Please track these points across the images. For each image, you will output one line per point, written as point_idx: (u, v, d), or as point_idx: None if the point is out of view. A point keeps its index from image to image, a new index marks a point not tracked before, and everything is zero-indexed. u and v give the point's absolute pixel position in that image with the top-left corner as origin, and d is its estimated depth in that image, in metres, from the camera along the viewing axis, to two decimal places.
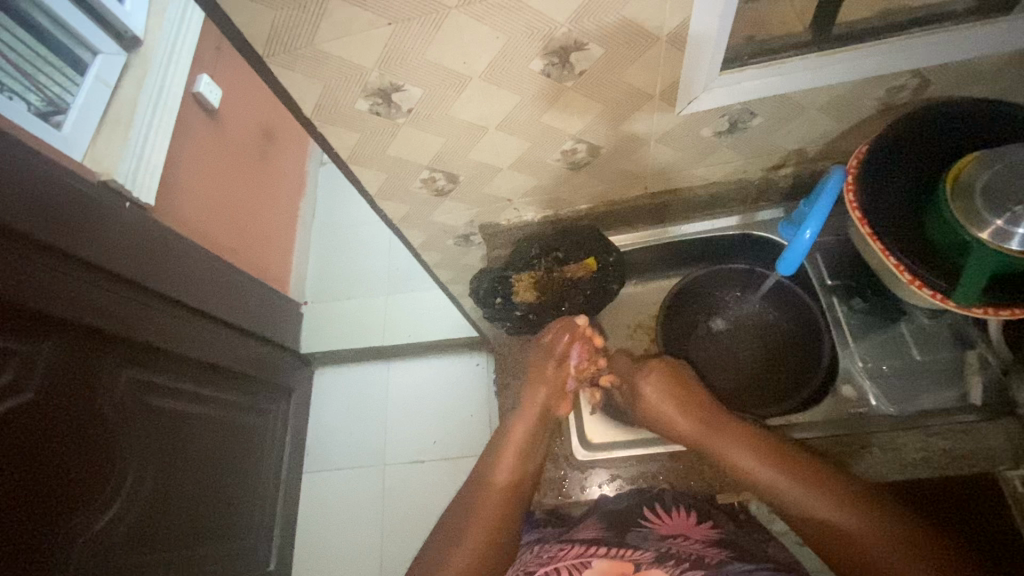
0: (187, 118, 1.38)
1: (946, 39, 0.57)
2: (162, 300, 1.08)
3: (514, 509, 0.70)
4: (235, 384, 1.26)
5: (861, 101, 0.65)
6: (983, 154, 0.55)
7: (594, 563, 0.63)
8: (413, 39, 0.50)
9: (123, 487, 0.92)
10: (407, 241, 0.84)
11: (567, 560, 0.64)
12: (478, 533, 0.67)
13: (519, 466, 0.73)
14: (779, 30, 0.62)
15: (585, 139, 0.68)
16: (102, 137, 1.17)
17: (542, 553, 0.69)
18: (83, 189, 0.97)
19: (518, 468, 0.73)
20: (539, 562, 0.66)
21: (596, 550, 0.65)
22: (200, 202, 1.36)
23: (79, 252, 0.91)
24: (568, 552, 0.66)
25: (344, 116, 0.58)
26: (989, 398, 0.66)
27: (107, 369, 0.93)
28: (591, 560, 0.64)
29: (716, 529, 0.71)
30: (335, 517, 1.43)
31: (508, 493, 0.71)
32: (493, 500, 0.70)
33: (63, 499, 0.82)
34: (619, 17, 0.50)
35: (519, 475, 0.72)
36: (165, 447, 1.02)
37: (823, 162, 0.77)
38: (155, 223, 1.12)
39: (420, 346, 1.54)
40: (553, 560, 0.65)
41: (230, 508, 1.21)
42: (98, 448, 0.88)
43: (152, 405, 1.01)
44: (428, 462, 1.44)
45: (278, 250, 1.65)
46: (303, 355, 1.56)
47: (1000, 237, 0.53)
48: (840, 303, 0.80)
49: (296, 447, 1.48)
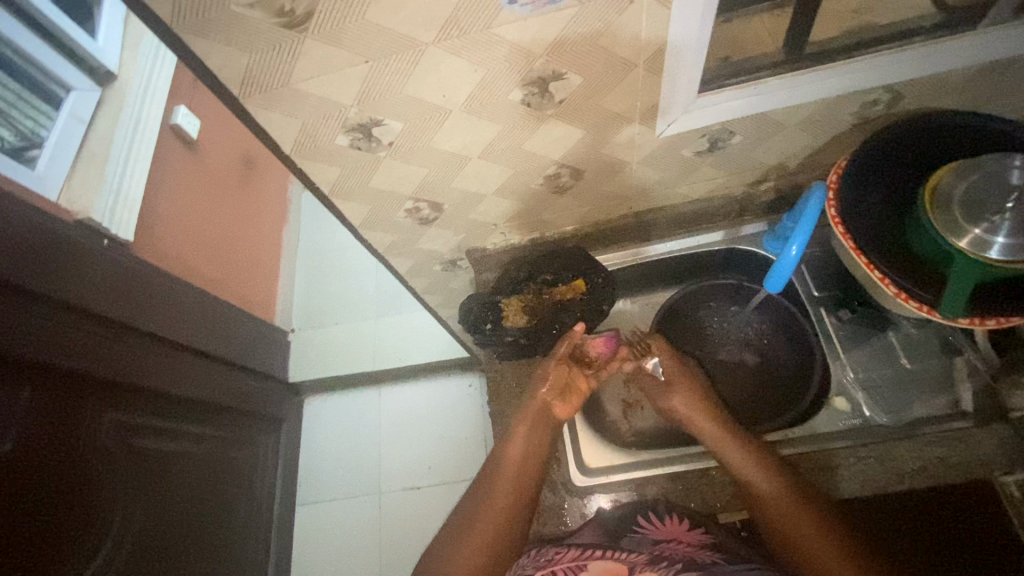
0: (165, 151, 1.37)
1: (914, 56, 0.58)
2: (141, 337, 1.05)
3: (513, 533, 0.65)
4: (222, 419, 1.23)
5: (837, 117, 0.66)
6: (957, 165, 0.56)
7: (590, 565, 0.63)
8: (390, 76, 0.50)
9: (109, 535, 0.89)
10: (394, 269, 0.84)
11: (564, 563, 0.64)
12: (487, 533, 0.68)
13: (522, 462, 0.73)
14: (754, 51, 0.63)
15: (567, 163, 0.68)
16: (77, 174, 1.14)
17: (539, 556, 0.67)
18: (59, 229, 0.95)
19: (517, 474, 0.72)
20: (537, 564, 0.65)
21: (594, 552, 0.65)
22: (181, 234, 1.34)
23: (57, 294, 0.89)
24: (563, 555, 0.65)
25: (324, 150, 0.57)
26: (980, 403, 0.65)
27: (89, 415, 0.89)
28: (586, 563, 0.63)
29: (709, 535, 0.68)
30: (331, 548, 1.40)
31: (512, 499, 0.70)
32: (499, 502, 0.70)
33: (45, 554, 0.79)
34: (594, 45, 0.50)
35: (522, 470, 0.72)
36: (151, 489, 0.99)
37: (802, 176, 0.78)
38: (134, 259, 1.10)
39: (410, 369, 1.52)
40: (550, 563, 0.64)
41: (222, 550, 1.17)
42: (81, 497, 0.85)
43: (137, 447, 0.98)
44: (426, 488, 1.41)
45: (264, 279, 1.63)
46: (291, 384, 1.54)
47: (979, 246, 0.53)
48: (829, 314, 0.80)
49: (287, 480, 1.44)
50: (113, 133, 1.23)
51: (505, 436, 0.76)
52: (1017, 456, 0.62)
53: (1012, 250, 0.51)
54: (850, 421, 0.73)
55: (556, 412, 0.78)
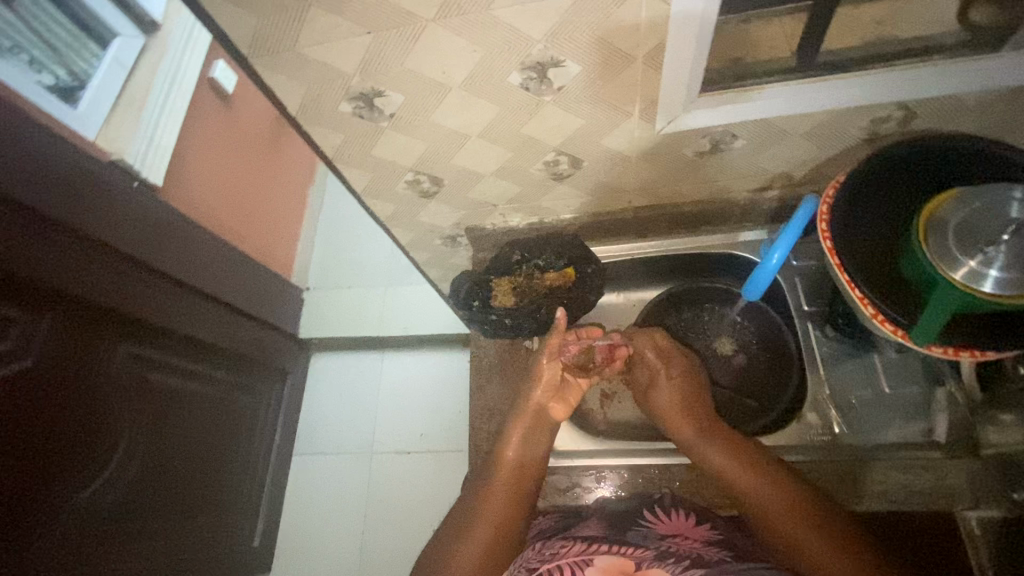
0: (200, 103, 1.42)
1: (928, 73, 0.56)
2: (164, 278, 1.11)
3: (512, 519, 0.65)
4: (231, 364, 1.29)
5: (845, 130, 0.65)
6: (961, 191, 0.55)
7: (596, 562, 0.59)
8: (392, 49, 0.51)
9: (115, 456, 0.96)
10: (395, 239, 0.87)
11: (569, 557, 0.60)
12: (483, 532, 0.63)
13: (522, 459, 0.70)
14: (767, 54, 0.62)
15: (566, 151, 0.68)
16: (115, 117, 1.20)
17: (543, 550, 0.64)
18: (92, 168, 1.00)
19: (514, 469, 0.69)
20: (541, 559, 0.62)
21: (599, 547, 0.61)
22: (208, 184, 1.40)
23: (87, 229, 0.94)
24: (569, 550, 0.61)
25: (328, 116, 0.60)
26: (954, 436, 0.65)
27: (105, 344, 0.96)
28: (593, 559, 0.59)
29: (715, 531, 0.65)
30: (321, 498, 1.47)
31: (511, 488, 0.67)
32: (497, 496, 0.66)
33: (53, 467, 0.86)
34: (594, 37, 0.51)
35: (521, 464, 0.70)
36: (158, 421, 1.06)
37: (807, 188, 0.77)
38: (161, 203, 1.15)
39: (413, 338, 1.57)
40: (554, 557, 0.61)
41: (218, 485, 1.24)
42: (91, 419, 0.92)
43: (147, 379, 1.04)
44: (415, 454, 1.46)
45: (284, 236, 1.69)
46: (300, 339, 1.60)
47: (974, 278, 0.51)
48: (814, 328, 0.78)
49: (287, 429, 1.51)
50: (152, 81, 1.28)
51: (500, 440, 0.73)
52: (984, 493, 0.62)
53: (1007, 285, 0.50)
54: (820, 436, 0.74)
55: (554, 413, 0.76)
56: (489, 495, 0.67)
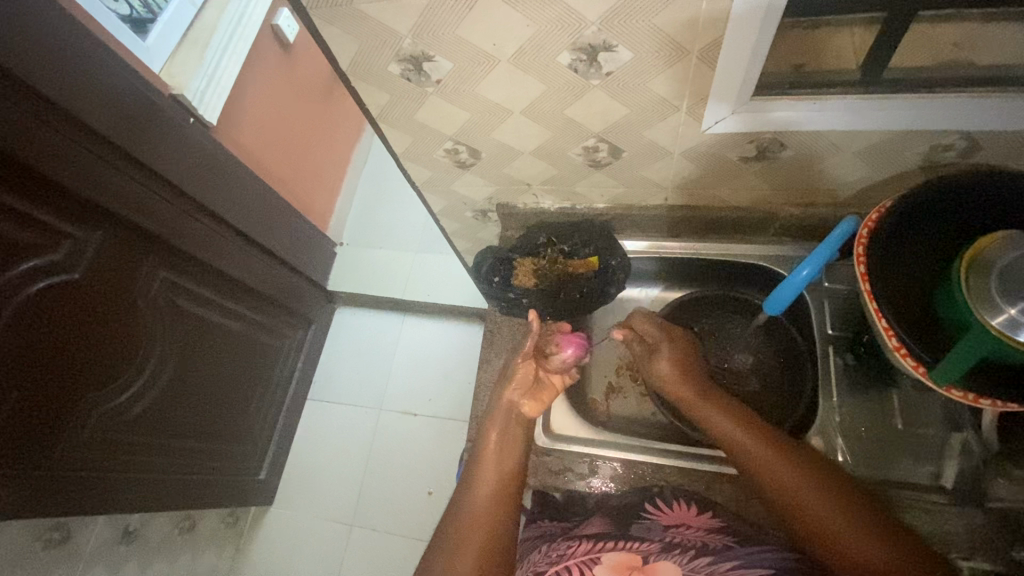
0: (262, 49, 1.46)
1: (1003, 106, 0.53)
2: (207, 214, 1.16)
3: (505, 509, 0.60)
4: (259, 305, 1.34)
5: (902, 154, 0.62)
6: (1009, 234, 0.52)
7: (603, 559, 0.59)
8: (447, 14, 0.51)
9: (143, 373, 1.02)
10: (427, 204, 0.88)
11: (577, 557, 0.59)
12: (477, 534, 0.56)
13: (505, 457, 0.66)
14: (829, 65, 0.59)
15: (607, 139, 0.67)
16: (181, 53, 1.25)
17: (550, 551, 0.63)
18: (154, 99, 1.04)
19: (503, 470, 0.64)
20: (549, 561, 0.60)
21: (605, 545, 0.61)
22: (259, 128, 1.44)
23: (141, 157, 0.99)
24: (576, 548, 0.62)
25: (377, 74, 0.61)
26: (962, 483, 0.64)
27: (146, 268, 1.01)
28: (599, 556, 0.59)
29: (716, 520, 0.67)
30: (327, 445, 1.53)
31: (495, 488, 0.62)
32: (486, 493, 0.61)
33: (88, 373, 0.92)
34: (649, 25, 0.50)
35: (508, 464, 0.65)
36: (188, 348, 1.12)
37: (852, 209, 0.74)
38: (213, 141, 1.20)
39: (435, 306, 1.59)
40: (563, 558, 0.60)
41: (234, 416, 1.30)
42: (125, 336, 0.98)
43: (181, 307, 1.09)
44: (421, 418, 1.50)
45: (325, 189, 1.73)
46: (327, 291, 1.65)
47: (1010, 325, 0.49)
48: (834, 355, 0.75)
49: (304, 374, 1.57)
50: (219, 22, 1.32)
51: (480, 438, 0.69)
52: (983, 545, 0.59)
53: None
54: None
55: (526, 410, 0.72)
56: (472, 493, 0.61)
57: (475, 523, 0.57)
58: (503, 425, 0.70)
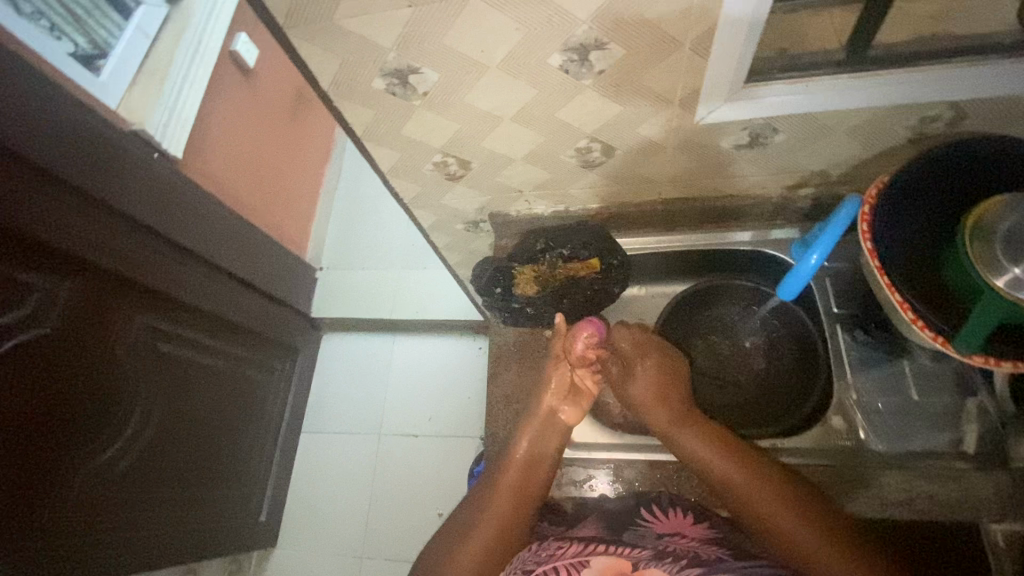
0: (221, 76, 1.41)
1: (990, 73, 0.54)
2: (180, 252, 1.10)
3: (520, 522, 0.65)
4: (244, 341, 1.29)
5: (891, 129, 0.63)
6: (1009, 198, 0.53)
7: (592, 563, 0.59)
8: (432, 24, 0.50)
9: (128, 425, 0.96)
10: (417, 221, 0.86)
11: (566, 559, 0.60)
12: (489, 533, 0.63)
13: (532, 463, 0.69)
14: (815, 46, 0.60)
15: (600, 139, 0.67)
16: (138, 87, 1.20)
17: (539, 551, 0.63)
18: (115, 137, 0.99)
19: (528, 476, 0.68)
20: (537, 560, 0.61)
21: (596, 548, 0.61)
22: (227, 158, 1.39)
23: (107, 198, 0.94)
24: (566, 550, 0.62)
25: (360, 92, 0.58)
26: (983, 447, 0.66)
27: (122, 314, 0.96)
28: (589, 560, 0.59)
29: (712, 530, 0.66)
30: (328, 477, 1.48)
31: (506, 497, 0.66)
32: (506, 500, 0.65)
33: (71, 431, 0.87)
34: (641, 19, 0.49)
35: (532, 471, 0.69)
36: (172, 393, 1.06)
37: (844, 187, 0.75)
38: (180, 176, 1.15)
39: (426, 323, 1.56)
40: (551, 559, 0.61)
41: (227, 459, 1.25)
42: (107, 388, 0.92)
43: (162, 351, 1.04)
44: (423, 438, 1.46)
45: (300, 215, 1.68)
46: (312, 318, 1.60)
47: (1015, 285, 0.50)
48: (843, 333, 0.77)
49: (297, 407, 1.52)
50: (175, 51, 1.27)
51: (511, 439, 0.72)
52: (1013, 506, 0.61)
53: None
54: (843, 442, 0.73)
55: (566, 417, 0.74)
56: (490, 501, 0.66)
57: (488, 522, 0.63)
58: (538, 433, 0.72)
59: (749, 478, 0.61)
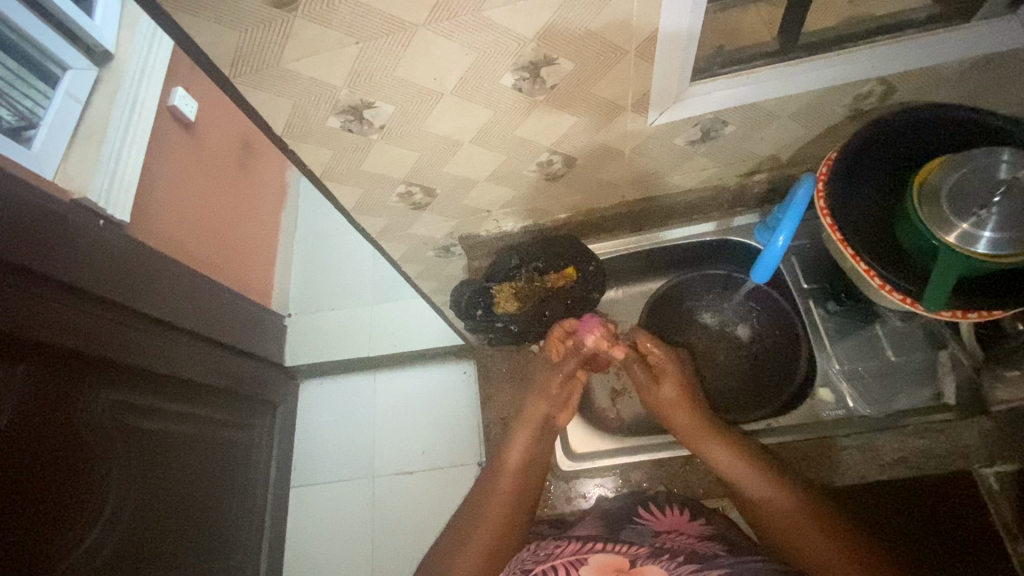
0: (162, 132, 1.36)
1: (909, 47, 0.58)
2: (138, 317, 1.05)
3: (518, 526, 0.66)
4: (217, 402, 1.23)
5: (830, 109, 0.66)
6: (949, 158, 0.56)
7: (590, 560, 0.59)
8: (382, 57, 0.50)
9: (104, 509, 0.90)
10: (387, 254, 0.84)
11: (564, 557, 0.60)
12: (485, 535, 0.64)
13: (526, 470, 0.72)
14: (748, 41, 0.63)
15: (560, 150, 0.68)
16: (74, 154, 1.15)
17: (538, 550, 0.64)
18: (57, 209, 0.94)
19: (521, 485, 0.70)
20: (536, 560, 0.61)
21: (594, 546, 0.62)
22: (177, 215, 1.34)
23: (54, 274, 0.89)
24: (563, 549, 0.62)
25: (316, 133, 0.57)
26: (962, 397, 0.68)
27: (84, 392, 0.90)
28: (587, 557, 0.60)
29: (709, 526, 0.67)
30: (324, 530, 1.42)
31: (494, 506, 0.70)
32: (498, 506, 0.67)
33: (43, 526, 0.80)
34: (587, 31, 0.50)
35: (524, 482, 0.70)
36: (149, 469, 1.00)
37: (794, 169, 0.78)
38: (130, 240, 1.10)
39: (406, 355, 1.53)
40: (549, 557, 0.61)
41: (214, 530, 1.18)
42: (76, 473, 0.86)
43: (131, 426, 0.98)
44: (419, 473, 1.43)
45: (262, 263, 1.64)
46: (287, 367, 1.55)
47: (966, 241, 0.53)
48: (817, 306, 0.83)
49: (282, 461, 1.46)
50: (110, 113, 1.22)
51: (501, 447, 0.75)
52: (1002, 449, 0.64)
53: (999, 244, 0.52)
54: (835, 412, 0.76)
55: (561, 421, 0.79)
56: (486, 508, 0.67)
57: (484, 528, 0.65)
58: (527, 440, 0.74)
59: (760, 480, 0.63)
